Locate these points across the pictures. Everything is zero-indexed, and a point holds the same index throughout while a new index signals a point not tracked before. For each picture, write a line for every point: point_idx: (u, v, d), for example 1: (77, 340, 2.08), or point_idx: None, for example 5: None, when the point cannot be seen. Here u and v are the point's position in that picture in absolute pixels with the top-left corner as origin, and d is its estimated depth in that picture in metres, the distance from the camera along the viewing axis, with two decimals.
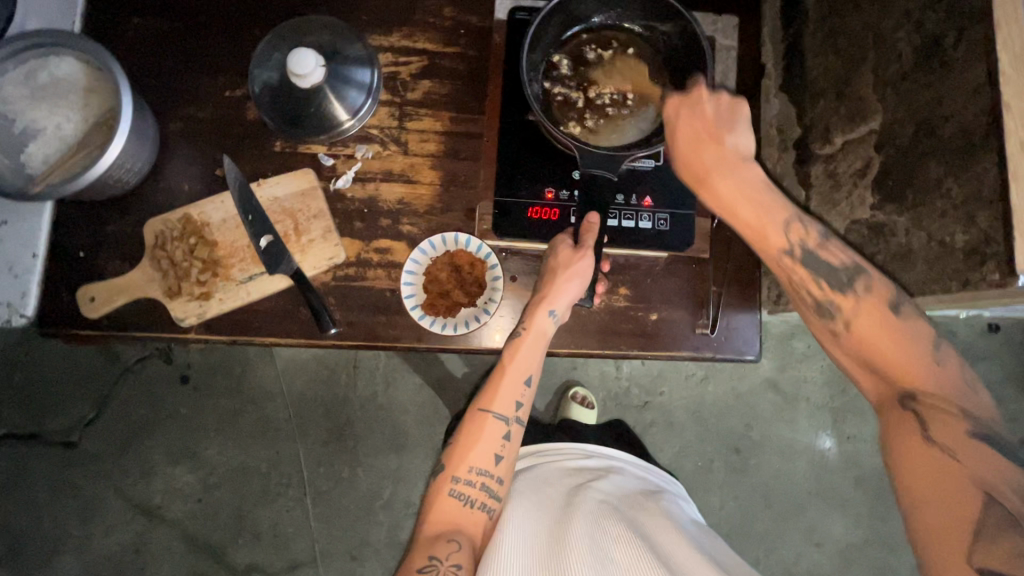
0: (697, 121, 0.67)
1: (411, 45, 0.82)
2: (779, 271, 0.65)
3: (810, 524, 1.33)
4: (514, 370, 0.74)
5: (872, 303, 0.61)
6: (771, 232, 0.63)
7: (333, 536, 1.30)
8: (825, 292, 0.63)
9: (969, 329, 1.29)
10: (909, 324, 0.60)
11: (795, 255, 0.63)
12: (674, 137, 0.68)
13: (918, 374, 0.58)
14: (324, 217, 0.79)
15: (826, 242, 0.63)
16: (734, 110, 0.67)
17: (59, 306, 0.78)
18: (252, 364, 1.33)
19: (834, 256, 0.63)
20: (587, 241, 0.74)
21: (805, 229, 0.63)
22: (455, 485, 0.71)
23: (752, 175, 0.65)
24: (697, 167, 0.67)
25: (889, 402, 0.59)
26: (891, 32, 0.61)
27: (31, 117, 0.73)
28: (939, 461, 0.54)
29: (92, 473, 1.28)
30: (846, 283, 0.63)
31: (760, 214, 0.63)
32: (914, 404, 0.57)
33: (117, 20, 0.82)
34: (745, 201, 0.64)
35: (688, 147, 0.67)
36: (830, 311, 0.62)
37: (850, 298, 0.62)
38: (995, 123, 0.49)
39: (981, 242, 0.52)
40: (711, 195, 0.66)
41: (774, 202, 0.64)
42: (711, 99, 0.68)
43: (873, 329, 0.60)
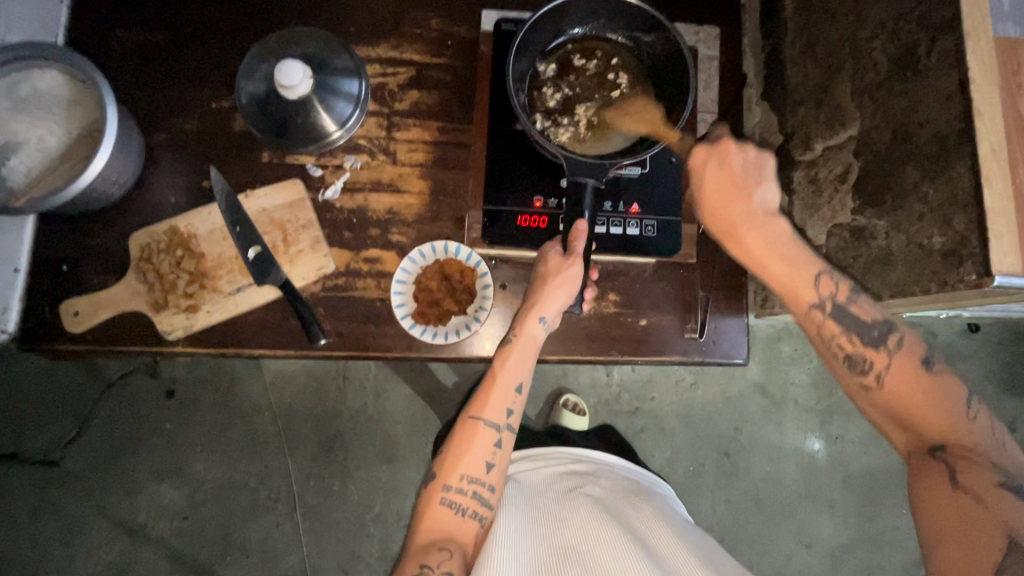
0: (727, 169, 0.68)
1: (398, 56, 0.82)
2: (810, 327, 0.65)
3: (800, 526, 1.34)
4: (505, 377, 0.74)
5: (903, 359, 0.62)
6: (801, 287, 0.64)
7: (324, 550, 1.28)
8: (854, 347, 0.63)
9: (949, 330, 1.32)
10: (938, 380, 0.60)
11: (824, 310, 0.64)
12: (703, 181, 0.68)
13: (950, 425, 0.57)
14: (313, 228, 0.79)
15: (855, 295, 0.64)
16: (759, 163, 0.68)
17: (41, 322, 0.76)
18: (239, 378, 1.31)
19: (865, 312, 0.64)
20: (576, 248, 0.71)
21: (835, 283, 0.64)
22: (447, 494, 0.71)
23: (780, 230, 0.66)
24: (723, 218, 0.68)
25: (918, 452, 0.58)
26: (866, 43, 0.63)
27: (13, 129, 0.72)
28: (959, 500, 0.54)
29: (76, 493, 1.25)
30: (879, 339, 0.63)
31: (789, 269, 0.65)
32: (945, 454, 0.56)
33: (101, 34, 0.82)
34: (775, 256, 0.65)
35: (715, 192, 0.68)
36: (861, 366, 0.62)
37: (883, 354, 0.62)
38: (967, 128, 0.50)
39: (957, 244, 0.53)
40: (739, 250, 0.67)
41: (804, 257, 0.65)
42: (739, 152, 0.68)
43: (907, 384, 0.60)
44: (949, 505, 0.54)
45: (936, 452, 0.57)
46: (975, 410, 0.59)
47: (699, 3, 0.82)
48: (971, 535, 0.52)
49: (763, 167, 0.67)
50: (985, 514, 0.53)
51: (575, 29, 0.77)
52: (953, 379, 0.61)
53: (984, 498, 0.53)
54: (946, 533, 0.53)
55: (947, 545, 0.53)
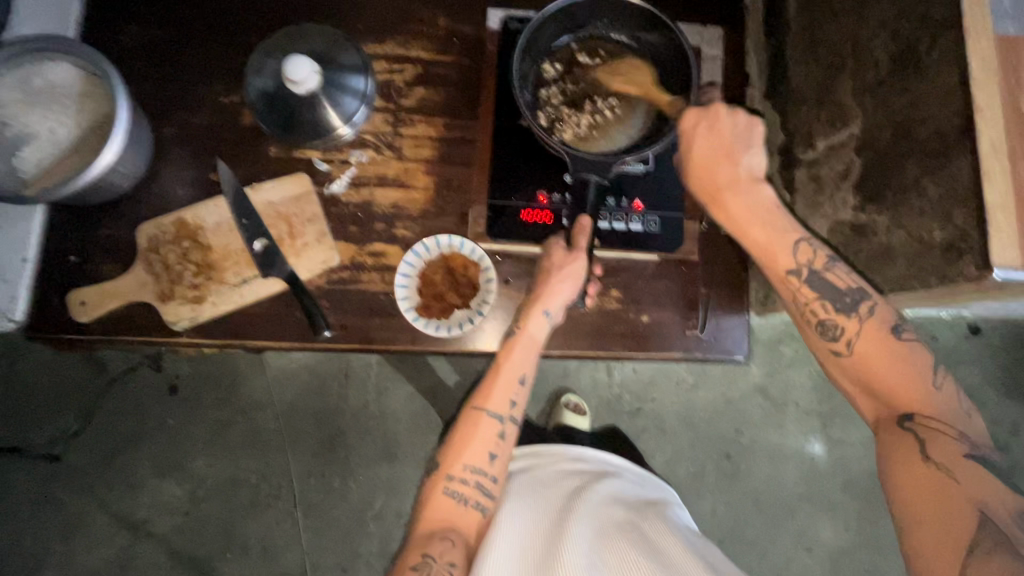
0: (716, 133, 0.70)
1: (405, 53, 0.83)
2: (785, 291, 0.67)
3: (800, 529, 1.34)
4: (510, 368, 0.75)
5: (874, 326, 0.62)
6: (779, 253, 0.67)
7: (323, 547, 1.28)
8: (830, 314, 0.64)
9: (951, 333, 1.32)
10: (906, 349, 0.62)
11: (801, 277, 0.66)
12: (691, 143, 0.71)
13: (915, 393, 0.59)
14: (319, 221, 0.79)
15: (833, 264, 0.65)
16: (749, 128, 0.71)
17: (49, 312, 0.77)
18: (242, 373, 1.32)
19: (840, 279, 0.65)
20: (580, 241, 0.73)
21: (814, 250, 0.66)
22: (450, 483, 0.71)
23: (762, 197, 0.69)
24: (710, 183, 0.71)
25: (890, 423, 0.60)
26: (868, 41, 0.63)
27: (25, 121, 0.73)
28: (932, 474, 0.55)
29: (78, 487, 1.26)
30: (850, 307, 0.64)
31: (769, 235, 0.67)
32: (914, 424, 0.58)
33: (113, 29, 0.83)
34: (756, 222, 0.68)
35: (706, 157, 0.70)
36: (831, 332, 0.64)
37: (854, 320, 0.63)
38: (967, 124, 0.51)
39: (958, 238, 0.54)
40: (725, 215, 0.70)
41: (783, 224, 0.67)
42: (729, 114, 0.70)
43: (875, 350, 0.62)
44: (921, 477, 0.56)
45: (906, 422, 0.58)
46: (942, 379, 0.61)
47: (704, 4, 0.83)
48: (944, 508, 0.53)
49: (752, 131, 0.70)
50: (956, 489, 0.54)
51: (579, 28, 0.78)
52: (920, 348, 0.62)
53: (955, 471, 0.55)
54: (920, 505, 0.55)
55: (920, 518, 0.54)
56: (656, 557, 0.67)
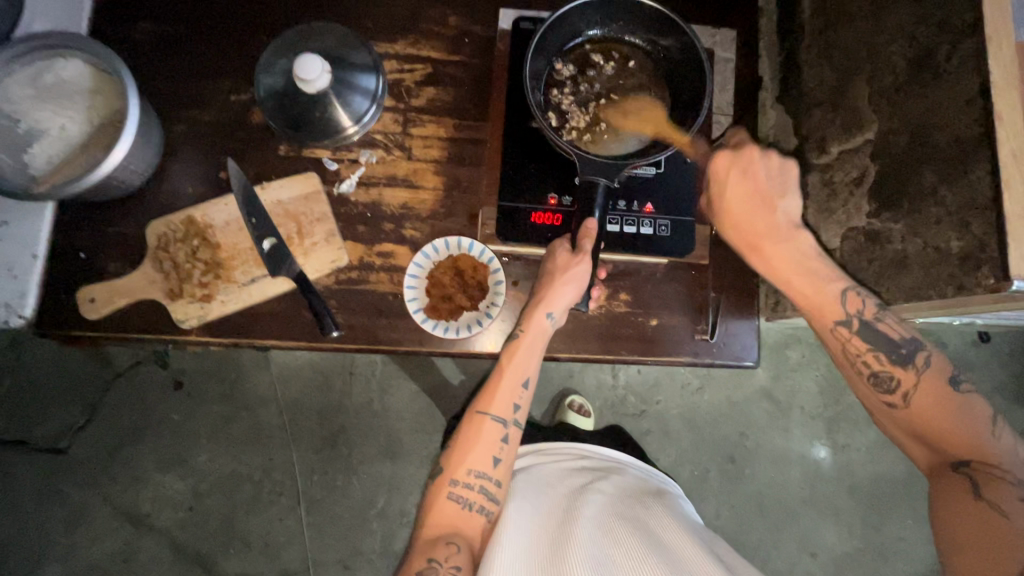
0: (751, 181, 0.70)
1: (416, 53, 0.83)
2: (834, 341, 0.67)
3: (804, 533, 1.34)
4: (514, 371, 0.74)
5: (931, 377, 0.63)
6: (827, 305, 0.66)
7: (326, 544, 1.29)
8: (883, 364, 0.64)
9: (959, 339, 1.31)
10: (965, 401, 0.61)
11: (852, 327, 0.65)
12: (723, 191, 0.70)
13: (973, 441, 0.59)
14: (327, 221, 0.79)
15: (884, 315, 0.65)
16: (783, 173, 0.71)
17: (58, 307, 0.77)
18: (247, 370, 1.32)
19: (893, 330, 0.65)
20: (586, 246, 0.72)
21: (861, 299, 0.66)
22: (454, 488, 0.71)
23: (803, 243, 0.68)
24: (749, 231, 0.70)
25: (943, 468, 0.60)
26: (885, 46, 0.63)
27: (36, 117, 0.73)
28: (984, 513, 0.56)
29: (82, 481, 1.26)
30: (908, 357, 0.64)
31: (814, 285, 0.67)
32: (970, 470, 0.58)
33: (124, 26, 0.83)
34: (797, 271, 0.67)
35: (742, 210, 0.70)
36: (886, 383, 0.64)
37: (911, 372, 0.63)
38: (987, 132, 0.50)
39: (976, 248, 0.53)
40: (761, 261, 0.69)
41: (829, 272, 0.67)
42: (763, 161, 0.70)
43: (933, 404, 0.61)
44: (969, 514, 0.56)
45: (962, 469, 0.59)
46: (1002, 427, 0.60)
47: (717, 6, 0.83)
48: (992, 545, 0.54)
49: (787, 178, 0.70)
50: (1005, 526, 0.54)
51: (592, 29, 0.77)
52: (980, 399, 0.61)
53: (1008, 510, 0.55)
54: (968, 542, 0.55)
55: (967, 554, 0.55)
56: (661, 550, 0.66)
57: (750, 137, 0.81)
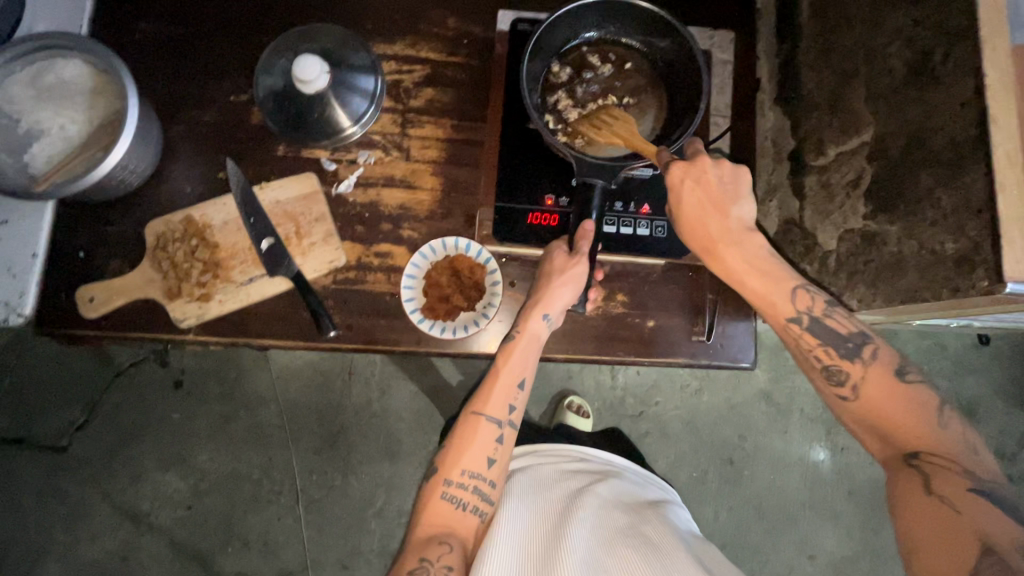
0: (704, 186, 0.66)
1: (415, 54, 0.83)
2: (785, 336, 0.67)
3: (803, 536, 1.33)
4: (508, 372, 0.74)
5: (879, 370, 0.63)
6: (778, 300, 0.65)
7: (324, 544, 1.29)
8: (833, 359, 0.64)
9: (959, 342, 1.31)
10: (913, 393, 0.61)
11: (802, 323, 0.65)
12: (679, 197, 0.66)
13: (919, 431, 0.58)
14: (326, 221, 0.80)
15: (832, 310, 0.65)
16: (735, 176, 0.67)
17: (57, 307, 0.78)
18: (246, 369, 1.32)
19: (842, 323, 0.65)
20: (581, 247, 0.72)
21: (811, 296, 0.65)
22: (448, 488, 0.71)
23: (754, 244, 0.66)
24: (702, 236, 0.67)
25: (895, 461, 0.59)
26: (882, 49, 0.63)
27: (36, 117, 0.73)
28: (934, 507, 0.54)
29: (81, 479, 1.27)
30: (854, 351, 0.64)
31: (765, 284, 0.66)
32: (919, 462, 0.57)
33: (125, 26, 0.83)
34: (750, 273, 0.66)
35: (696, 215, 0.66)
36: (837, 377, 0.64)
37: (857, 366, 0.63)
38: (983, 135, 0.50)
39: (971, 251, 0.53)
40: (721, 267, 0.67)
41: (779, 273, 0.66)
42: (714, 165, 0.66)
43: (881, 396, 0.61)
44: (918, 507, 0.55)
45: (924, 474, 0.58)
46: (950, 417, 0.59)
47: (715, 7, 0.83)
48: (942, 537, 0.52)
49: (738, 180, 0.66)
50: (978, 529, 0.53)
51: (590, 32, 0.77)
52: (927, 388, 0.61)
53: (957, 503, 0.53)
54: (919, 535, 0.54)
55: (919, 549, 0.54)
56: (653, 556, 0.67)
57: (748, 139, 0.81)
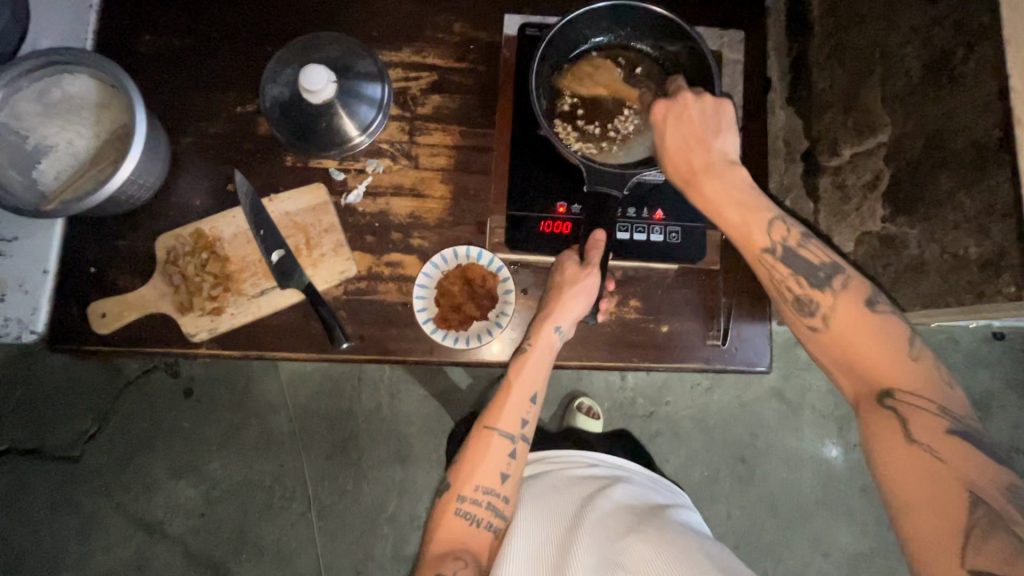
0: (684, 123, 0.66)
1: (421, 61, 0.83)
2: (760, 271, 0.65)
3: (817, 534, 1.33)
4: (520, 388, 0.74)
5: (848, 298, 0.61)
6: (753, 232, 0.64)
7: (338, 549, 1.29)
8: (803, 289, 0.62)
9: (972, 337, 1.30)
10: (879, 321, 0.59)
11: (776, 254, 0.63)
12: (662, 136, 0.67)
13: (893, 371, 0.57)
14: (335, 232, 0.79)
15: (807, 240, 0.63)
16: (718, 109, 0.67)
17: (68, 323, 0.78)
18: (256, 377, 1.32)
19: (814, 254, 0.63)
20: (593, 258, 0.72)
21: (788, 228, 0.63)
22: (462, 504, 0.71)
23: (734, 178, 0.65)
24: (685, 167, 0.67)
25: (867, 400, 0.57)
26: (899, 47, 0.61)
27: (44, 134, 0.73)
28: (917, 455, 0.54)
29: (94, 489, 1.27)
30: (825, 280, 0.61)
31: (744, 215, 0.64)
32: (894, 402, 0.56)
33: (130, 38, 0.83)
34: (730, 204, 0.64)
35: (678, 149, 0.66)
36: (809, 308, 0.61)
37: (828, 294, 0.61)
38: (1006, 137, 0.49)
39: (995, 255, 0.52)
40: (698, 197, 0.66)
41: (757, 204, 0.64)
42: (698, 101, 0.66)
43: (851, 328, 0.59)
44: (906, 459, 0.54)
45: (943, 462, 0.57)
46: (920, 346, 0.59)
47: (724, 7, 0.82)
48: (934, 492, 0.52)
49: (723, 112, 0.66)
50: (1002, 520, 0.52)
51: (598, 37, 0.77)
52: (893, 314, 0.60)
53: (942, 452, 0.53)
54: (910, 487, 0.53)
55: (909, 508, 0.53)
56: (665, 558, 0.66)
57: (760, 140, 0.80)
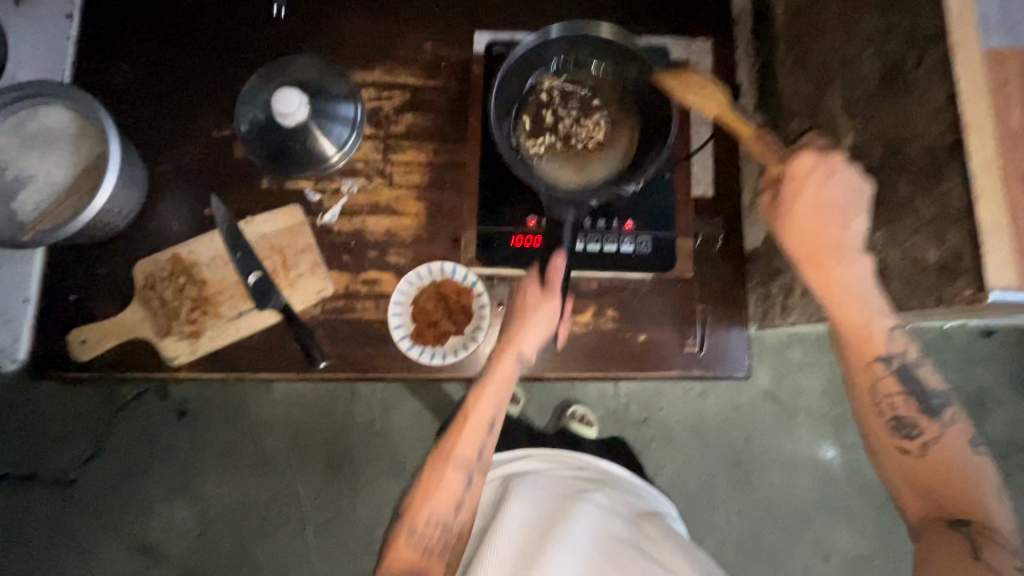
0: (824, 194, 0.60)
1: (393, 80, 0.84)
2: (864, 375, 0.63)
3: (816, 537, 1.32)
4: (495, 385, 0.74)
5: (952, 436, 0.62)
6: (871, 341, 0.61)
7: (335, 567, 1.29)
8: (907, 411, 0.63)
9: (965, 333, 1.29)
10: (978, 465, 0.61)
11: (889, 365, 0.62)
12: (796, 204, 0.61)
13: (971, 502, 0.59)
14: (312, 252, 0.80)
15: (922, 364, 0.63)
16: (858, 191, 0.60)
17: (50, 351, 0.78)
18: (249, 396, 1.33)
19: (928, 378, 0.63)
20: (553, 284, 0.74)
21: (908, 342, 0.62)
22: (446, 475, 0.73)
23: (864, 268, 0.61)
24: (815, 246, 0.61)
25: (937, 521, 0.59)
26: (857, 55, 0.62)
27: (22, 166, 0.74)
28: (970, 565, 0.55)
29: (90, 513, 1.28)
30: (936, 409, 0.63)
31: (863, 316, 0.61)
32: (969, 529, 0.57)
33: (107, 68, 0.84)
34: (852, 299, 0.61)
35: (812, 228, 0.60)
36: (909, 431, 0.62)
37: (936, 426, 0.62)
38: (958, 143, 0.49)
39: (952, 259, 0.52)
40: (819, 278, 0.61)
41: (881, 307, 0.61)
42: (846, 172, 0.60)
43: (946, 462, 0.61)
44: (951, 569, 0.55)
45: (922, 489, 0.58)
46: (1008, 499, 0.61)
47: (691, 17, 0.83)
48: None
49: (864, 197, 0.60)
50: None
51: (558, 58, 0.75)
52: (989, 464, 0.62)
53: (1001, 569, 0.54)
54: None
55: None
56: None
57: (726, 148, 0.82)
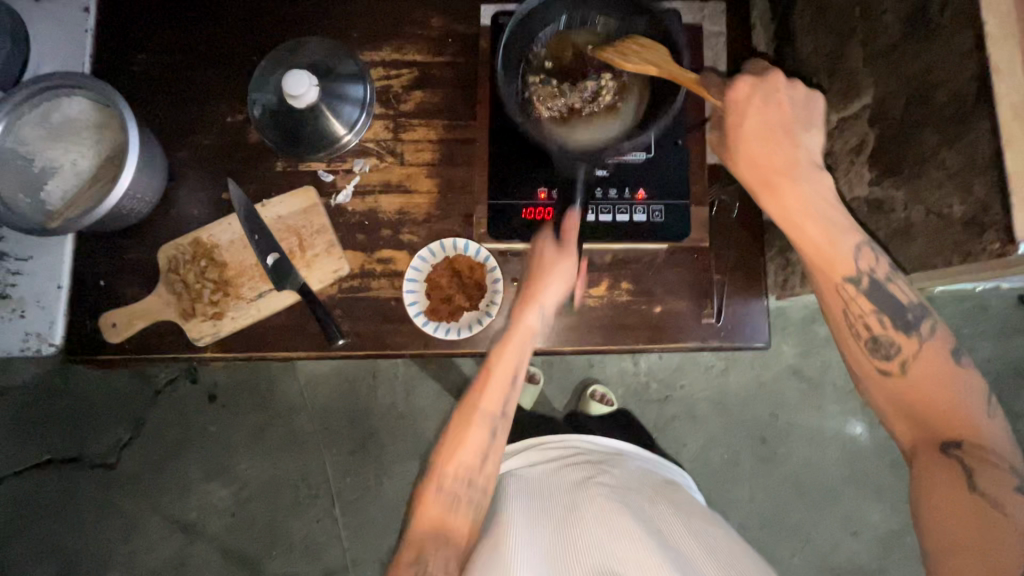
0: (770, 109, 0.65)
1: (401, 58, 0.84)
2: (835, 297, 0.64)
3: (846, 513, 1.30)
4: (505, 361, 0.75)
5: (933, 347, 0.61)
6: (836, 258, 0.62)
7: (364, 543, 1.32)
8: (884, 329, 0.62)
9: (1002, 303, 1.24)
10: (965, 377, 0.60)
11: (859, 285, 0.62)
12: (742, 120, 0.64)
13: (966, 422, 0.57)
14: (327, 232, 0.81)
15: (895, 277, 0.62)
16: (809, 103, 0.65)
17: (85, 334, 0.81)
18: (276, 380, 1.36)
19: (903, 293, 0.62)
20: (568, 241, 0.75)
21: (877, 257, 0.62)
22: (442, 485, 0.72)
23: (822, 186, 0.62)
24: (761, 166, 0.64)
25: (929, 447, 0.58)
26: (878, 5, 0.59)
27: (48, 156, 0.77)
28: (971, 503, 0.54)
29: (132, 493, 1.34)
30: (912, 326, 0.62)
31: (825, 233, 0.62)
32: (961, 452, 0.56)
33: (125, 59, 0.86)
34: (812, 217, 0.62)
35: (763, 154, 0.64)
36: (886, 350, 0.62)
37: (913, 341, 0.61)
38: (985, 88, 0.47)
39: (979, 212, 0.50)
40: (775, 201, 0.63)
41: (843, 225, 0.62)
42: (788, 88, 0.65)
43: (932, 378, 0.60)
44: (958, 514, 0.54)
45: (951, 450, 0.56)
46: (996, 409, 0.59)
47: None
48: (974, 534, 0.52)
49: (813, 103, 0.65)
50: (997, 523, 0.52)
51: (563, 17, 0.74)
52: (977, 378, 0.61)
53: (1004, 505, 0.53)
54: (950, 527, 0.54)
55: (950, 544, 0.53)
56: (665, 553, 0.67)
57: None
